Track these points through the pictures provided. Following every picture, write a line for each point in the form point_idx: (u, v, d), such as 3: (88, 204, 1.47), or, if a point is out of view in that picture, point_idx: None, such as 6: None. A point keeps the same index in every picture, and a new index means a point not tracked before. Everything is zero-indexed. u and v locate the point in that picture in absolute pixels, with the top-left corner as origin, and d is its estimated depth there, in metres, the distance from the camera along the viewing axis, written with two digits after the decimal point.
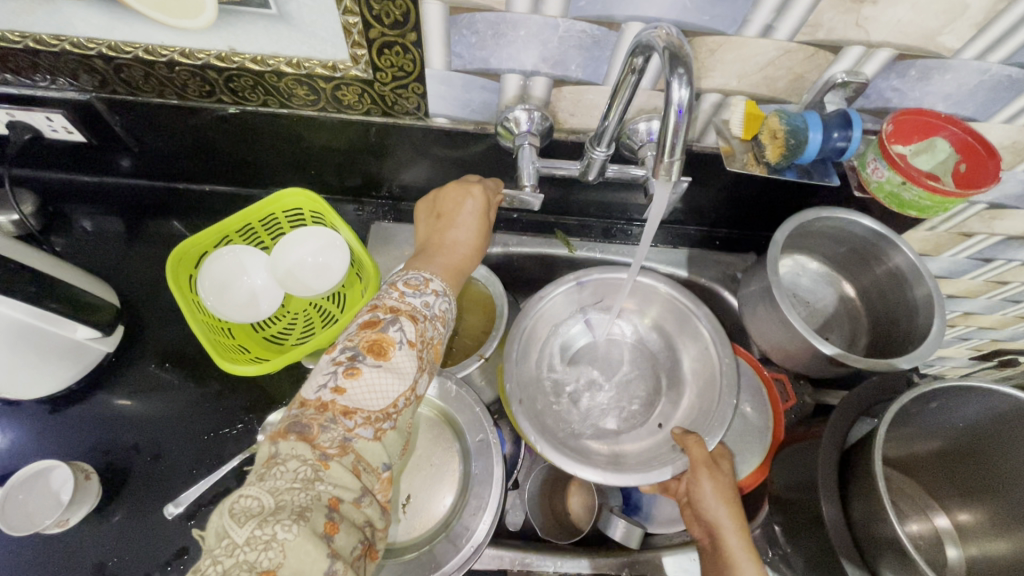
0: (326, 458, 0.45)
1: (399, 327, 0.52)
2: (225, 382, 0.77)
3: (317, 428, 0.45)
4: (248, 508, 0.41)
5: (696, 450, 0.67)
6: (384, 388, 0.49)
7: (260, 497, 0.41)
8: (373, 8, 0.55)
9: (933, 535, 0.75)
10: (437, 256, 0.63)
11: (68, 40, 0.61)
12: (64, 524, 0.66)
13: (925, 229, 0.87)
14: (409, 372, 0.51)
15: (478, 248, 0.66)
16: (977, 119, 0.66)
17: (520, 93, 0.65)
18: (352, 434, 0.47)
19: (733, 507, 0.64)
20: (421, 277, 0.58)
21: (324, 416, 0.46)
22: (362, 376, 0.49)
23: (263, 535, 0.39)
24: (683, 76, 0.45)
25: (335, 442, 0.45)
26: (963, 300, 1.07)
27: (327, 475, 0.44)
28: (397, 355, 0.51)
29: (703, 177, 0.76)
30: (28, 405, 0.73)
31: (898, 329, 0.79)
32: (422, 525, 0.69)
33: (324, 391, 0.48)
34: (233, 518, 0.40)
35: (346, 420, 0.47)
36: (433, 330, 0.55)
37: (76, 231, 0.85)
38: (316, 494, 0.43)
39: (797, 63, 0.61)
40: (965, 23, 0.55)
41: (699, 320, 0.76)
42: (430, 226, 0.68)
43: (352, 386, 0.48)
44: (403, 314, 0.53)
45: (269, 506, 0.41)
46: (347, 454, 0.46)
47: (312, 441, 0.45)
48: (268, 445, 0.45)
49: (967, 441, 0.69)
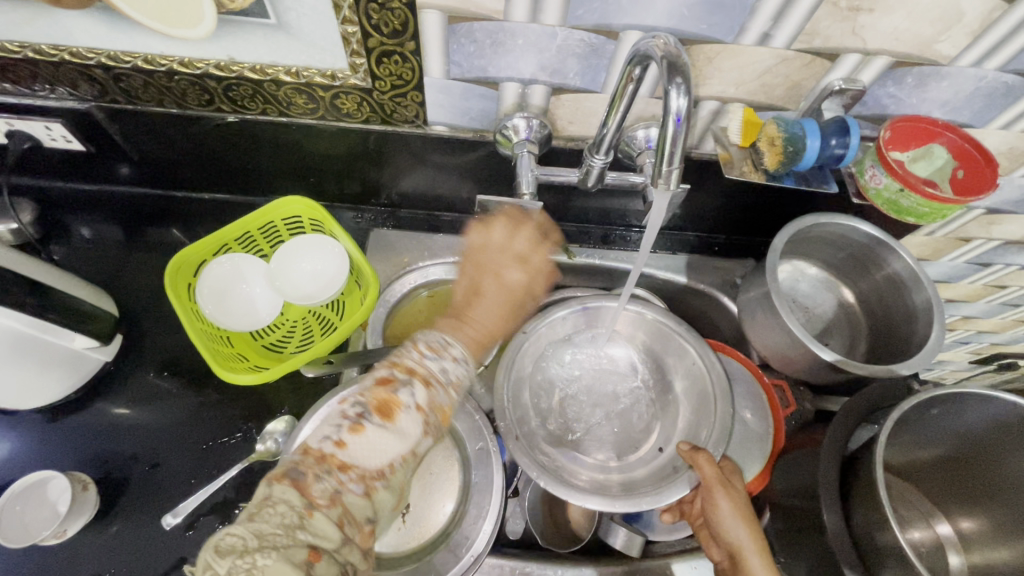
0: (313, 507, 0.45)
1: (411, 390, 0.52)
2: (224, 391, 0.76)
3: (311, 477, 0.46)
4: (233, 544, 0.41)
5: (708, 468, 0.66)
6: (383, 447, 0.50)
7: (244, 536, 0.42)
8: (372, 18, 0.55)
9: (936, 542, 0.74)
10: (463, 325, 0.65)
11: (68, 50, 0.61)
12: (61, 535, 0.66)
13: (924, 235, 0.87)
14: (412, 435, 0.51)
15: (501, 323, 0.68)
16: (975, 125, 0.66)
17: (519, 101, 0.66)
18: (343, 488, 0.47)
19: (752, 525, 0.64)
20: (442, 340, 0.57)
21: (320, 467, 0.47)
22: (364, 433, 0.49)
23: (242, 565, 0.40)
24: (681, 85, 0.46)
25: (326, 494, 0.46)
26: (962, 305, 1.07)
27: (310, 523, 0.44)
28: (402, 418, 0.51)
29: (701, 184, 0.77)
30: (26, 414, 0.73)
31: (898, 334, 0.79)
32: (419, 535, 0.68)
33: (327, 442, 0.48)
34: (218, 552, 0.41)
35: (340, 473, 0.47)
36: (445, 395, 0.54)
37: (75, 239, 0.85)
38: (296, 538, 0.43)
39: (795, 70, 0.61)
40: (962, 30, 0.56)
41: (686, 337, 0.77)
42: (460, 296, 0.70)
43: (353, 441, 0.49)
44: (418, 377, 0.53)
45: (251, 543, 0.42)
46: (336, 506, 0.46)
47: (304, 489, 0.45)
48: (263, 485, 0.45)
49: (968, 447, 0.68)
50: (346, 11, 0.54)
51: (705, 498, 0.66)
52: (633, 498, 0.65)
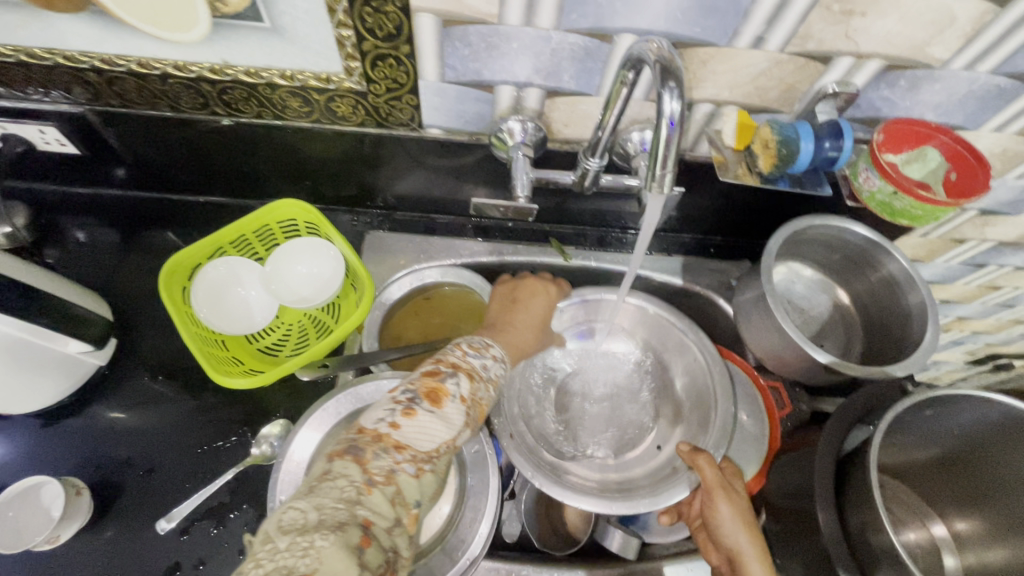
0: (371, 483, 0.45)
1: (458, 380, 0.53)
2: (219, 394, 0.76)
3: (370, 454, 0.46)
4: (293, 519, 0.41)
5: (708, 471, 0.66)
6: (432, 432, 0.50)
7: (304, 510, 0.41)
8: (367, 21, 0.55)
9: (931, 544, 0.74)
10: (501, 332, 0.67)
11: (62, 54, 0.61)
12: (55, 540, 0.65)
13: (918, 236, 0.87)
14: (457, 425, 0.51)
15: (536, 334, 0.70)
16: (968, 128, 0.67)
17: (514, 104, 0.66)
18: (398, 467, 0.47)
19: (753, 531, 0.63)
20: (482, 342, 0.60)
21: (377, 445, 0.47)
22: (417, 417, 0.49)
23: (302, 542, 0.39)
24: (673, 88, 0.46)
25: (383, 471, 0.46)
26: (957, 306, 1.07)
27: (367, 500, 0.44)
28: (451, 407, 0.51)
29: (697, 186, 0.77)
30: (19, 419, 0.73)
31: (892, 336, 0.79)
32: (415, 539, 0.67)
33: (382, 423, 0.49)
34: (279, 526, 0.40)
35: (396, 453, 0.47)
36: (485, 391, 0.55)
37: (69, 242, 0.85)
38: (354, 513, 0.43)
39: (788, 74, 0.61)
40: (953, 33, 0.56)
41: (688, 334, 0.77)
42: (501, 307, 0.73)
43: (406, 424, 0.49)
44: (463, 370, 0.54)
45: (310, 521, 0.41)
46: (391, 484, 0.46)
47: (363, 465, 0.46)
48: (323, 462, 0.46)
49: (962, 448, 0.69)
50: (340, 14, 0.54)
51: (706, 502, 0.66)
52: (628, 501, 0.66)
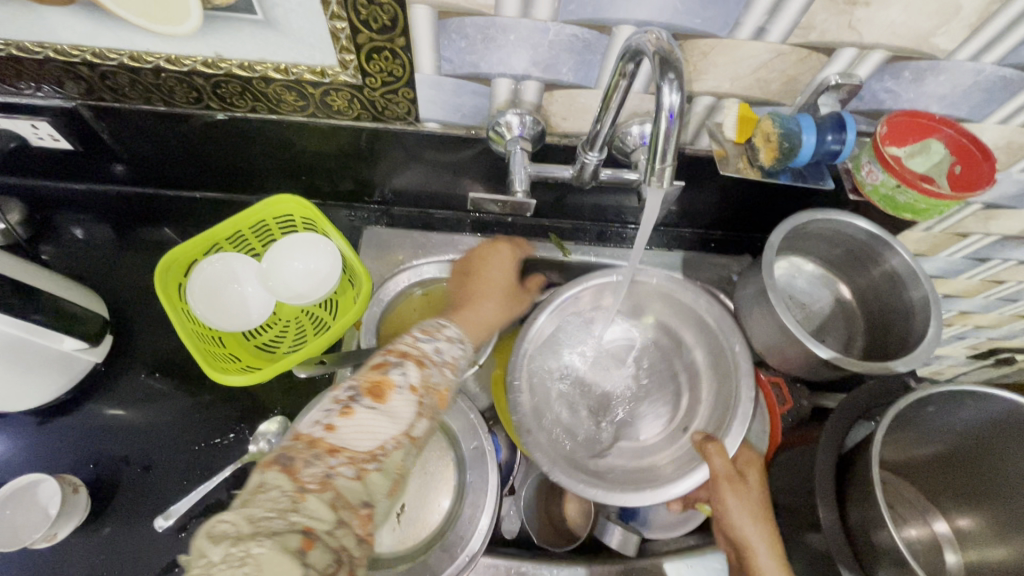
0: (304, 491, 0.44)
1: (403, 371, 0.53)
2: (216, 391, 0.76)
3: (302, 462, 0.46)
4: (224, 530, 0.40)
5: (716, 460, 0.65)
6: (375, 429, 0.50)
7: (234, 521, 0.41)
8: (360, 13, 0.54)
9: (932, 540, 0.74)
10: (467, 311, 0.69)
11: (52, 47, 0.60)
12: (52, 538, 0.65)
13: (921, 231, 0.86)
14: (404, 417, 0.52)
15: (505, 300, 0.74)
16: (972, 121, 0.66)
17: (511, 98, 0.65)
18: (335, 471, 0.46)
19: (763, 523, 0.63)
20: (437, 324, 0.61)
21: (310, 451, 0.47)
22: (355, 416, 0.50)
23: (236, 552, 0.39)
24: (673, 80, 0.45)
25: (316, 478, 0.45)
26: (960, 300, 1.06)
27: (303, 506, 0.44)
28: (395, 400, 0.52)
29: (697, 180, 0.76)
30: (15, 416, 0.72)
31: (894, 331, 0.78)
32: (415, 534, 0.68)
33: (316, 427, 0.49)
34: (210, 538, 0.40)
35: (331, 457, 0.47)
36: (440, 376, 0.56)
37: (65, 238, 0.84)
38: (290, 521, 0.42)
39: (790, 65, 0.60)
40: (959, 24, 0.55)
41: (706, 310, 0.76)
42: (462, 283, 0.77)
43: (343, 424, 0.49)
44: (410, 359, 0.55)
45: (244, 531, 0.40)
46: (328, 489, 0.45)
47: (294, 474, 0.45)
48: (256, 474, 0.46)
49: (964, 444, 0.68)
50: (333, 6, 0.53)
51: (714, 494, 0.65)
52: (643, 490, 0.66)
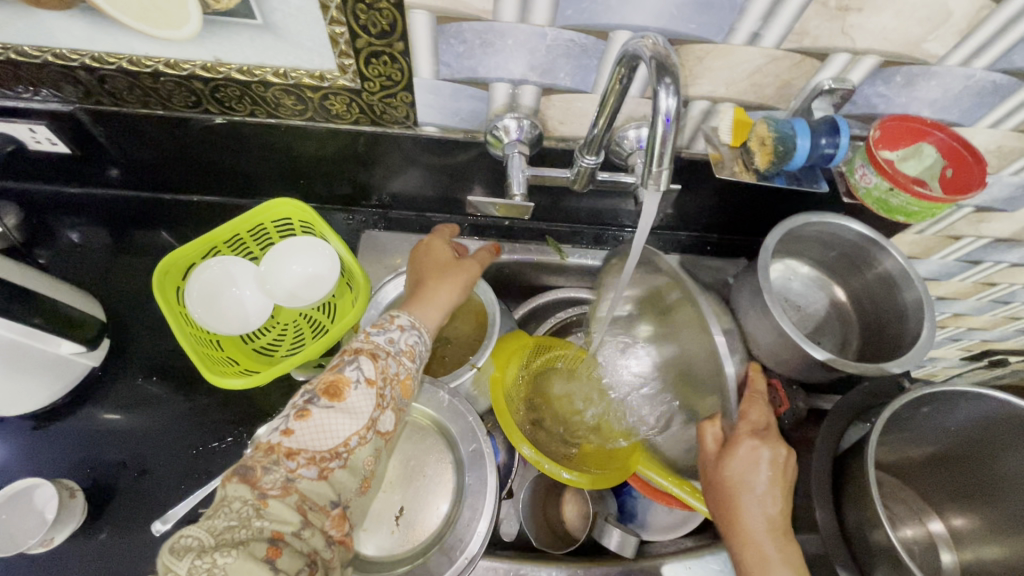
0: (266, 497, 0.47)
1: (357, 366, 0.55)
2: (213, 395, 0.76)
3: (260, 470, 0.48)
4: (188, 544, 0.44)
5: (710, 430, 0.64)
6: (334, 428, 0.51)
7: (199, 535, 0.44)
8: (360, 18, 0.54)
9: (928, 540, 0.74)
10: (418, 295, 0.67)
11: (50, 52, 0.60)
12: (48, 543, 0.65)
13: (914, 233, 0.87)
14: (364, 412, 0.53)
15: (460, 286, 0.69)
16: (964, 124, 0.67)
17: (509, 102, 0.65)
18: (295, 475, 0.49)
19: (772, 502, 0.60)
20: (386, 317, 0.62)
21: (268, 458, 0.49)
22: (311, 418, 0.51)
23: (203, 564, 0.42)
24: (670, 85, 0.45)
25: (276, 483, 0.48)
26: (953, 302, 1.07)
27: (267, 512, 0.47)
28: (353, 396, 0.53)
29: (693, 183, 0.77)
30: (11, 421, 0.72)
31: (888, 332, 0.79)
32: (414, 538, 0.68)
33: (274, 434, 0.50)
34: (175, 554, 0.43)
35: (289, 461, 0.49)
36: (397, 365, 0.57)
37: (60, 242, 0.84)
38: (255, 530, 0.45)
39: (785, 70, 0.61)
40: (950, 29, 0.56)
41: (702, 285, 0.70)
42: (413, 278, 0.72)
43: (300, 427, 0.51)
44: (364, 353, 0.56)
45: (208, 544, 0.44)
46: (291, 493, 0.48)
47: (254, 482, 0.47)
48: (219, 488, 0.48)
49: (959, 444, 0.69)
50: (333, 11, 0.54)
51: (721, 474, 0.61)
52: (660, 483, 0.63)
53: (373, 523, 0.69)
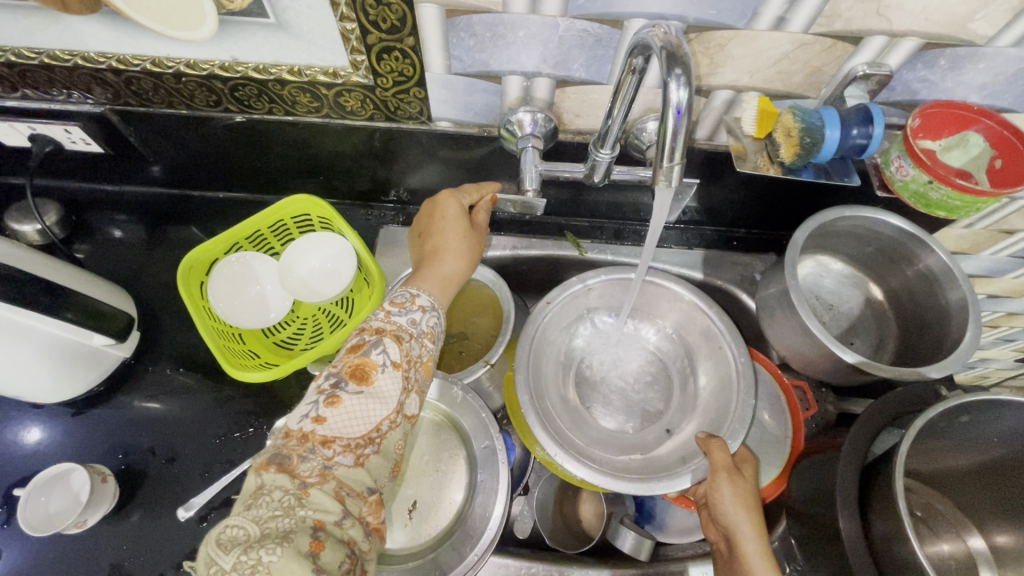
0: (306, 486, 0.47)
1: (382, 349, 0.53)
2: (237, 387, 0.78)
3: (297, 458, 0.48)
4: (234, 536, 0.43)
5: (717, 455, 0.64)
6: (365, 414, 0.51)
7: (244, 526, 0.44)
8: (370, 14, 0.54)
9: (964, 555, 0.71)
10: (427, 268, 0.64)
11: (80, 55, 0.62)
12: (81, 525, 0.68)
13: (963, 228, 0.81)
14: (392, 396, 0.53)
15: (469, 259, 0.67)
16: (1016, 110, 0.61)
17: (522, 95, 0.64)
18: (332, 462, 0.49)
19: (753, 514, 0.61)
20: (407, 294, 0.59)
21: (304, 446, 0.48)
22: (342, 404, 0.50)
23: (248, 561, 0.41)
24: (680, 76, 0.43)
25: (314, 472, 0.48)
26: (1007, 300, 1.00)
27: (309, 501, 0.46)
28: (380, 379, 0.52)
29: (716, 176, 0.74)
30: (50, 407, 0.76)
31: (930, 332, 0.74)
32: (427, 533, 0.69)
33: (305, 421, 0.49)
34: (221, 547, 0.43)
35: (325, 449, 0.49)
36: (420, 348, 0.57)
37: (98, 238, 0.88)
38: (299, 519, 0.45)
39: (814, 56, 0.57)
40: (1000, 8, 0.51)
41: (715, 320, 0.73)
42: (420, 242, 0.69)
43: (332, 415, 0.50)
44: (387, 335, 0.55)
45: (253, 535, 0.44)
46: (328, 481, 0.48)
47: (292, 471, 0.47)
48: (253, 477, 0.47)
49: (1003, 458, 0.64)
50: (343, 8, 0.53)
51: (708, 484, 0.63)
52: (643, 481, 0.64)
53: (387, 517, 0.70)
